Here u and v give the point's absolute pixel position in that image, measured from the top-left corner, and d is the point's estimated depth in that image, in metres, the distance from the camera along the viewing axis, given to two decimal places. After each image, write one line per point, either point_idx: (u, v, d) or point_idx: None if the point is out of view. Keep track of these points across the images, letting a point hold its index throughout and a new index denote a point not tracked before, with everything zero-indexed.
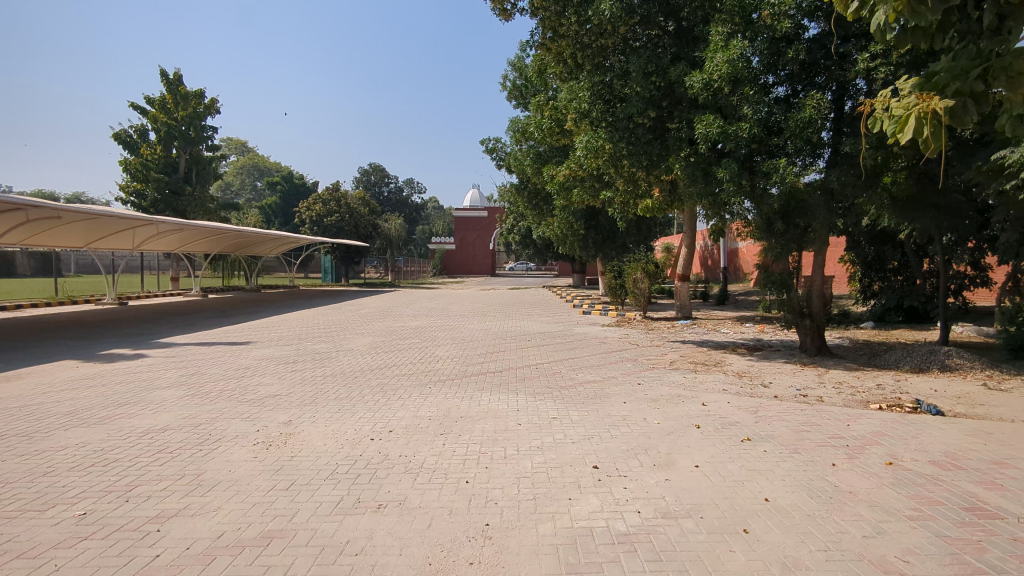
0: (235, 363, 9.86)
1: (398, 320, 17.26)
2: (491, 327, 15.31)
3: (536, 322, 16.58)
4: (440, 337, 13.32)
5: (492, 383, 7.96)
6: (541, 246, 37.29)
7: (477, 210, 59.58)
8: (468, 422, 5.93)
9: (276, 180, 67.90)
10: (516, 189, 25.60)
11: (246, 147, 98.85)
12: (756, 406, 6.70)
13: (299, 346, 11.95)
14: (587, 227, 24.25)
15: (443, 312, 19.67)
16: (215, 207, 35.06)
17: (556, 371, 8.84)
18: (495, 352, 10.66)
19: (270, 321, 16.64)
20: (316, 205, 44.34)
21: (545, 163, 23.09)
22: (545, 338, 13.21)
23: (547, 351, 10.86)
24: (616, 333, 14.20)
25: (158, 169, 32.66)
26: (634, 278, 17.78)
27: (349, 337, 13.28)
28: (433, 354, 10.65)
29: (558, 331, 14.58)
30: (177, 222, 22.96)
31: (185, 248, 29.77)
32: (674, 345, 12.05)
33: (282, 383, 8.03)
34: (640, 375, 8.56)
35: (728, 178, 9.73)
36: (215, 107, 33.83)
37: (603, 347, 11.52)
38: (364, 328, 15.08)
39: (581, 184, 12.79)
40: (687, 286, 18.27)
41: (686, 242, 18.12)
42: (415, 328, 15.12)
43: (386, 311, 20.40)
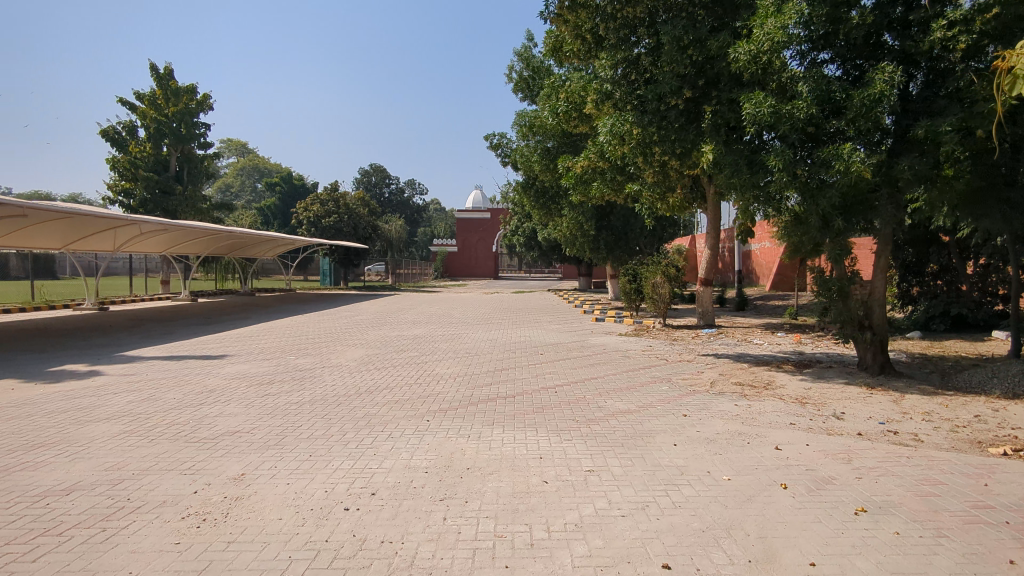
0: (202, 383, 8.46)
1: (394, 328, 15.81)
2: (497, 337, 13.86)
3: (547, 331, 15.10)
4: (441, 350, 11.84)
5: (503, 414, 6.49)
6: (547, 249, 35.83)
7: (479, 211, 58.13)
8: (476, 480, 4.46)
9: (275, 180, 66.58)
10: (523, 187, 24.18)
11: (246, 149, 97.53)
12: (846, 450, 5.23)
13: (280, 361, 10.51)
14: (598, 227, 22.76)
15: (445, 319, 18.19)
16: (207, 208, 33.71)
17: (579, 397, 7.37)
18: (505, 370, 9.21)
19: (255, 330, 15.20)
20: (313, 206, 42.94)
21: (554, 159, 21.74)
22: (559, 351, 11.74)
23: (565, 369, 9.41)
24: (638, 345, 12.72)
25: (147, 168, 31.27)
26: (653, 282, 16.31)
27: (338, 350, 11.83)
28: (432, 373, 9.18)
29: (573, 342, 13.12)
30: (161, 221, 21.54)
31: (174, 250, 28.37)
32: (709, 360, 10.56)
33: (246, 414, 6.56)
34: (682, 402, 7.07)
35: (778, 167, 8.27)
36: (208, 104, 32.48)
37: (628, 363, 10.07)
38: (357, 338, 13.59)
39: (601, 177, 11.35)
40: (709, 291, 16.82)
41: (709, 243, 16.62)
42: (412, 339, 13.64)
43: (383, 318, 18.94)
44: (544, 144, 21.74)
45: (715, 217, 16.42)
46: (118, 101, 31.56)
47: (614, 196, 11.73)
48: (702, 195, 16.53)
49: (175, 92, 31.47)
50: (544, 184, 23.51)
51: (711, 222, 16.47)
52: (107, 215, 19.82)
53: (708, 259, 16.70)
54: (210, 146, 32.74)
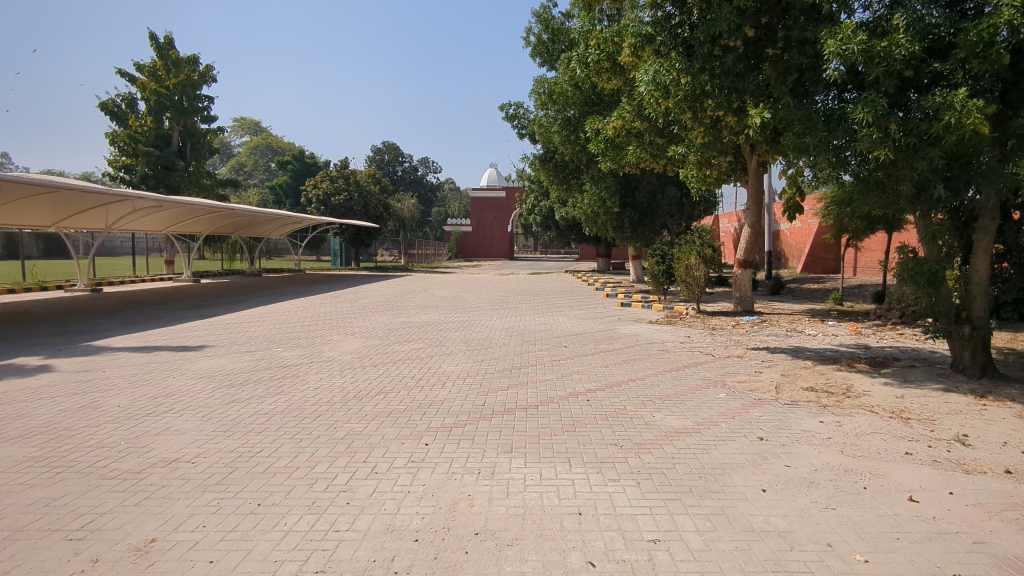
0: (164, 383, 7.10)
1: (401, 314, 14.41)
2: (514, 324, 12.37)
3: (569, 318, 13.61)
4: (450, 340, 10.39)
5: (524, 435, 5.01)
6: (566, 228, 34.20)
7: (494, 190, 56.42)
8: (489, 562, 3.02)
9: (286, 158, 65.17)
10: (541, 160, 22.43)
11: (257, 128, 96.13)
12: (1013, 504, 3.69)
13: (265, 354, 9.13)
14: (622, 204, 21.08)
15: (457, 304, 16.72)
16: (212, 185, 32.42)
17: (620, 409, 5.85)
18: (526, 369, 7.72)
19: (249, 315, 13.87)
20: (323, 184, 41.48)
21: (575, 130, 20.17)
22: (586, 342, 10.23)
23: (595, 367, 7.91)
24: (674, 335, 11.17)
25: (148, 143, 30.00)
26: (687, 264, 14.64)
27: (334, 340, 10.44)
28: (438, 372, 7.73)
29: (600, 331, 11.60)
30: (155, 198, 20.22)
31: (174, 228, 27.18)
32: (763, 356, 9.01)
33: (198, 432, 5.16)
34: (753, 419, 5.54)
35: (866, 121, 6.56)
36: (211, 75, 31.06)
37: (669, 360, 8.56)
38: (357, 326, 12.18)
39: (637, 140, 9.74)
40: (749, 274, 15.19)
41: (749, 221, 14.96)
42: (419, 327, 12.21)
43: (390, 302, 17.57)
44: (564, 113, 20.24)
45: (757, 193, 14.71)
46: (118, 72, 30.27)
47: (650, 162, 10.11)
48: (742, 166, 14.87)
49: (176, 63, 30.08)
50: (564, 157, 21.86)
51: (752, 198, 14.78)
52: (96, 190, 18.51)
53: (748, 238, 15.03)
54: (213, 120, 31.38)
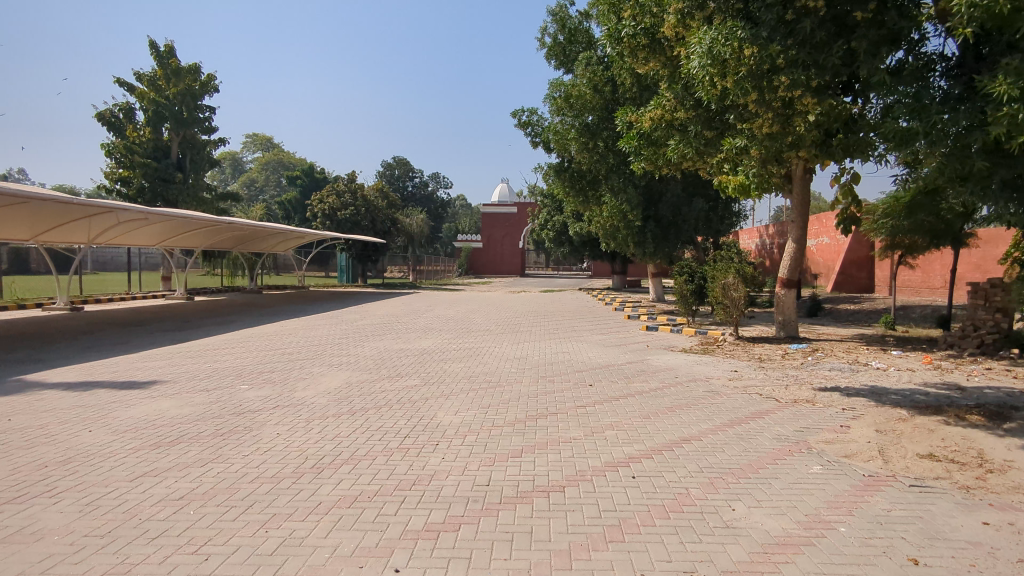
0: (75, 439, 5.47)
1: (399, 340, 12.76)
2: (527, 354, 10.67)
3: (591, 346, 11.88)
4: (451, 375, 8.71)
5: (547, 553, 3.28)
6: (581, 244, 32.55)
7: (505, 205, 54.95)
8: None
9: (296, 173, 64.31)
10: (555, 170, 20.86)
11: (270, 144, 95.78)
12: None
13: (224, 394, 7.48)
14: (644, 218, 19.32)
15: (463, 327, 15.05)
16: (211, 198, 31.09)
17: (681, 497, 4.10)
18: (543, 423, 6.00)
19: (229, 340, 12.31)
20: (328, 198, 39.99)
21: (593, 137, 18.61)
22: (614, 378, 8.50)
23: (633, 418, 6.17)
24: (718, 369, 9.39)
25: (146, 154, 28.80)
26: (724, 283, 12.87)
27: (314, 374, 8.78)
28: (433, 423, 6.03)
29: (629, 363, 9.84)
30: (141, 210, 18.81)
31: (167, 243, 25.88)
32: (840, 401, 7.20)
33: (61, 540, 3.47)
34: (881, 518, 3.77)
35: (1011, 94, 4.90)
36: (213, 85, 29.89)
37: (723, 406, 6.81)
38: (346, 355, 10.52)
39: (677, 134, 8.34)
40: (793, 295, 13.41)
41: (793, 234, 13.24)
42: (416, 356, 10.51)
43: (390, 324, 15.91)
44: (582, 119, 18.77)
45: (803, 203, 12.99)
46: (116, 81, 29.20)
47: (694, 165, 8.70)
48: (783, 174, 13.21)
49: (177, 72, 28.93)
50: (582, 166, 20.28)
51: (796, 209, 13.09)
52: (75, 203, 17.12)
53: (792, 255, 13.30)
54: (214, 131, 30.14)
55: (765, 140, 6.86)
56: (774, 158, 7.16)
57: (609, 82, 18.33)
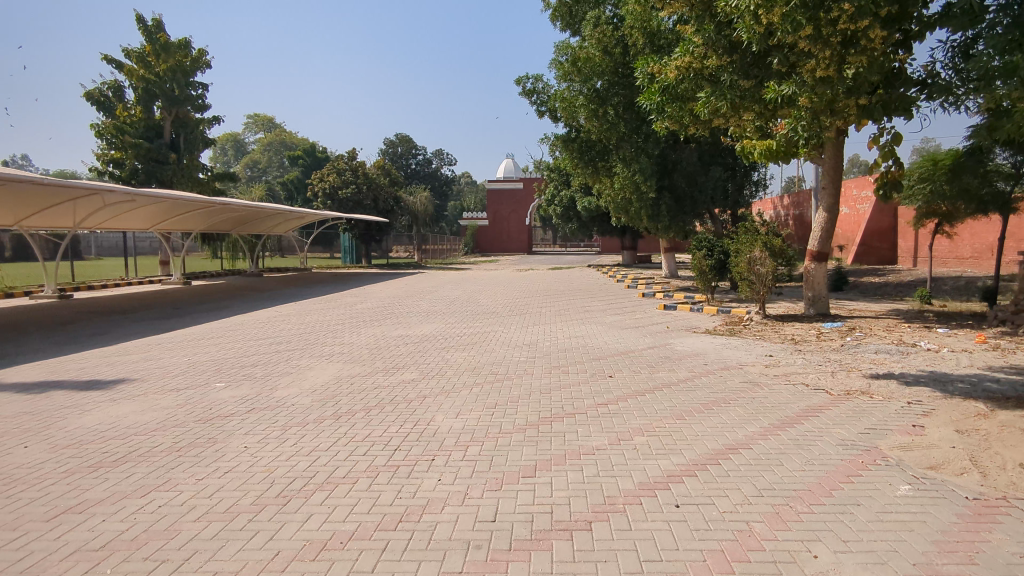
0: (4, 460, 4.59)
1: (398, 325, 11.86)
2: (537, 339, 9.74)
3: (607, 329, 10.91)
4: (454, 367, 7.78)
5: None
6: (589, 219, 31.42)
7: (511, 180, 53.76)
8: None
9: (298, 154, 63.27)
10: (563, 140, 19.74)
11: (271, 125, 94.42)
12: None
13: (196, 395, 6.60)
14: (658, 189, 18.18)
15: (469, 310, 14.14)
16: (207, 179, 30.07)
17: (744, 538, 3.18)
18: (560, 429, 5.08)
19: (216, 328, 11.42)
20: (329, 176, 38.88)
21: (603, 103, 17.54)
22: (636, 368, 7.54)
23: (665, 420, 5.23)
24: (750, 354, 8.41)
25: (137, 134, 27.73)
26: (750, 257, 11.87)
27: (301, 368, 7.88)
28: (429, 431, 5.12)
29: (651, 348, 8.87)
30: (128, 191, 17.86)
31: (161, 227, 25.06)
32: (901, 392, 6.22)
33: None
34: (1018, 571, 2.83)
35: None
36: (204, 61, 28.78)
37: (766, 402, 5.85)
38: (339, 345, 9.61)
39: (711, 86, 8.31)
40: (825, 269, 12.38)
41: (823, 203, 12.19)
42: (416, 345, 9.59)
43: (391, 307, 15.00)
44: (590, 84, 17.66)
45: (835, 168, 11.92)
46: (104, 58, 28.07)
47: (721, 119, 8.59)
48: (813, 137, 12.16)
49: (166, 48, 27.73)
50: (591, 136, 19.19)
51: (828, 175, 12.02)
52: (57, 186, 16.18)
53: (822, 225, 12.24)
54: (207, 108, 29.06)
55: (820, 85, 6.80)
56: (829, 107, 6.99)
57: (619, 43, 17.18)
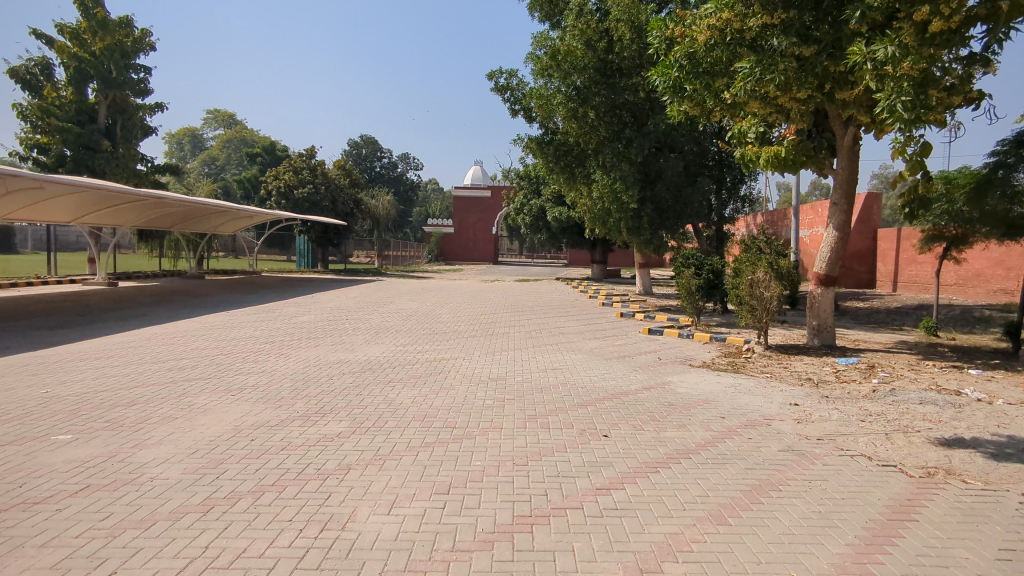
0: None
1: (340, 346, 9.91)
2: (506, 373, 7.92)
3: (588, 359, 9.15)
4: (397, 413, 5.90)
5: None
6: (560, 230, 29.82)
7: (479, 188, 51.78)
8: None
9: (256, 150, 60.40)
10: (538, 143, 18.08)
11: (232, 120, 90.71)
12: None
13: (17, 456, 4.55)
14: (642, 200, 16.58)
15: (426, 328, 12.26)
16: (146, 172, 27.18)
17: None
18: (544, 546, 3.30)
19: (110, 345, 9.24)
20: (285, 175, 36.44)
21: (585, 102, 16.10)
22: (635, 421, 5.79)
23: (706, 535, 3.48)
24: (772, 402, 6.73)
25: (67, 118, 24.87)
26: (752, 279, 10.30)
27: (192, 410, 5.88)
28: (341, 546, 3.27)
29: (649, 390, 7.15)
30: (35, 177, 15.39)
31: (85, 222, 22.41)
32: (1000, 475, 4.60)
33: None
34: None
35: None
36: (147, 42, 26.27)
37: (833, 491, 4.15)
38: (256, 374, 7.60)
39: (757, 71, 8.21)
40: (832, 295, 10.92)
41: (834, 220, 10.74)
42: (355, 375, 7.67)
43: (335, 322, 12.97)
44: (568, 82, 16.19)
45: (849, 180, 10.60)
46: (32, 32, 25.24)
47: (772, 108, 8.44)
48: (827, 146, 10.77)
49: (104, 25, 25.05)
50: (569, 138, 17.60)
51: (840, 188, 10.66)
52: None
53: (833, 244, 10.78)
54: (148, 93, 26.34)
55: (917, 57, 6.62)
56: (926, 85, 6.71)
57: (604, 37, 15.80)
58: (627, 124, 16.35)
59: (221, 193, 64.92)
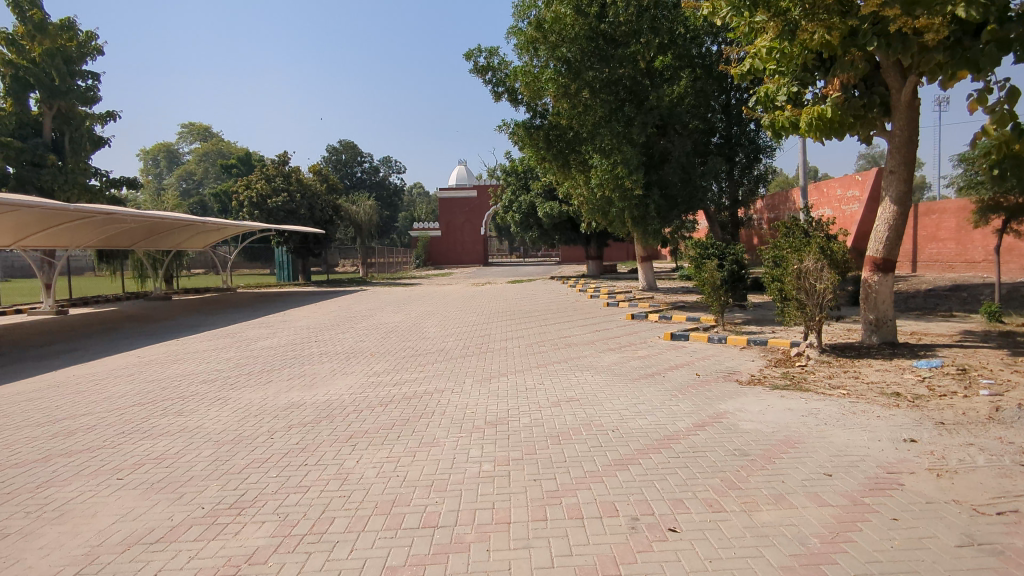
0: None
1: (298, 381, 7.95)
2: (506, 412, 5.95)
3: (608, 382, 7.22)
4: (352, 501, 3.96)
5: None
6: (553, 226, 27.91)
7: (465, 189, 49.87)
8: None
9: (231, 161, 58.21)
10: (526, 129, 16.20)
11: (207, 134, 88.20)
12: None
13: None
14: (648, 185, 14.74)
15: (408, 347, 10.31)
16: (100, 187, 25.03)
17: None
18: None
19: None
20: (257, 184, 34.30)
21: (578, 77, 14.30)
22: (706, 494, 3.86)
23: None
24: (880, 440, 4.83)
25: (6, 132, 22.75)
26: (798, 267, 8.44)
27: (39, 516, 3.90)
28: None
29: (705, 430, 5.22)
30: None
31: (28, 244, 20.28)
32: None
33: None
34: None
35: None
36: (93, 46, 24.25)
37: None
38: (171, 435, 5.62)
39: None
40: (890, 281, 9.09)
41: (891, 190, 8.90)
42: (306, 428, 5.71)
43: (301, 346, 10.99)
44: (557, 55, 14.34)
45: (908, 142, 8.74)
46: None
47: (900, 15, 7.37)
48: (882, 102, 8.96)
49: (41, 28, 22.82)
50: (562, 122, 15.73)
51: (897, 152, 8.82)
52: None
53: (889, 221, 8.95)
54: (96, 100, 24.22)
55: None
56: None
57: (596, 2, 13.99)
58: (626, 101, 14.55)
59: (198, 208, 62.46)
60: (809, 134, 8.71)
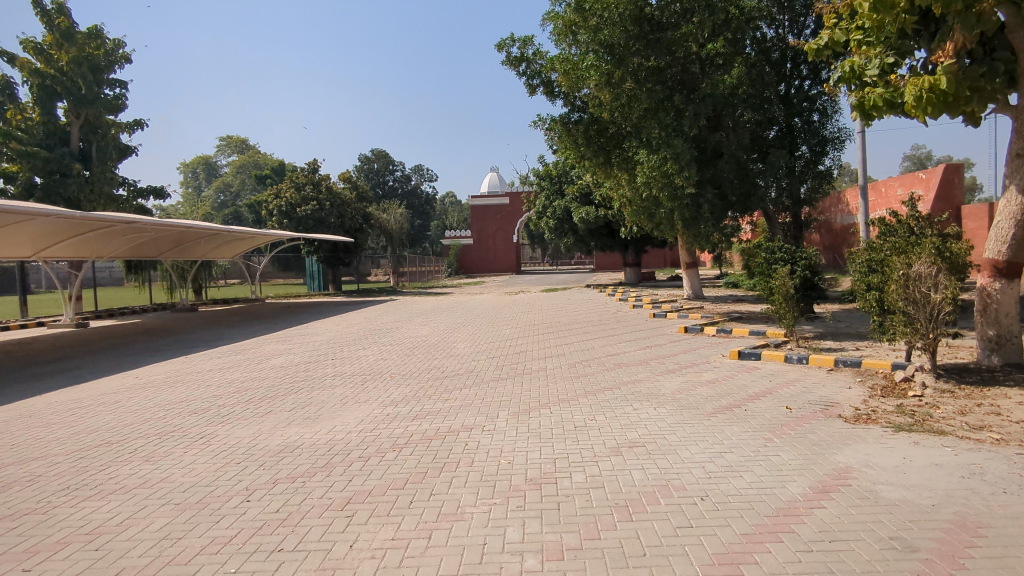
0: None
1: (302, 411, 6.71)
2: (553, 465, 4.55)
3: (676, 419, 5.75)
4: None
5: None
6: (590, 232, 26.40)
7: (497, 195, 48.73)
8: None
9: (265, 172, 58.25)
10: (564, 125, 14.82)
11: (244, 146, 89.17)
12: None
13: None
14: (701, 182, 13.18)
15: (433, 368, 8.99)
16: (127, 197, 24.61)
17: None
18: None
19: None
20: (286, 193, 33.66)
21: (621, 64, 12.87)
22: None
23: None
24: None
25: (34, 142, 22.49)
26: (905, 272, 6.86)
27: None
28: None
29: (831, 500, 3.74)
30: None
31: (51, 255, 19.77)
32: None
33: None
34: None
35: None
36: (121, 54, 23.75)
37: None
38: (123, 493, 4.39)
39: None
40: (1016, 289, 7.41)
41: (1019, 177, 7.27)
42: (293, 485, 4.42)
43: (313, 365, 9.79)
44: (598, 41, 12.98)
45: None
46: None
47: None
48: (1007, 71, 7.33)
49: (69, 36, 22.45)
50: (603, 115, 14.31)
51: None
52: None
53: (1017, 216, 7.30)
54: (123, 109, 23.73)
55: None
56: None
57: None
58: (675, 91, 13.08)
59: (232, 219, 62.73)
60: (918, 111, 7.15)
